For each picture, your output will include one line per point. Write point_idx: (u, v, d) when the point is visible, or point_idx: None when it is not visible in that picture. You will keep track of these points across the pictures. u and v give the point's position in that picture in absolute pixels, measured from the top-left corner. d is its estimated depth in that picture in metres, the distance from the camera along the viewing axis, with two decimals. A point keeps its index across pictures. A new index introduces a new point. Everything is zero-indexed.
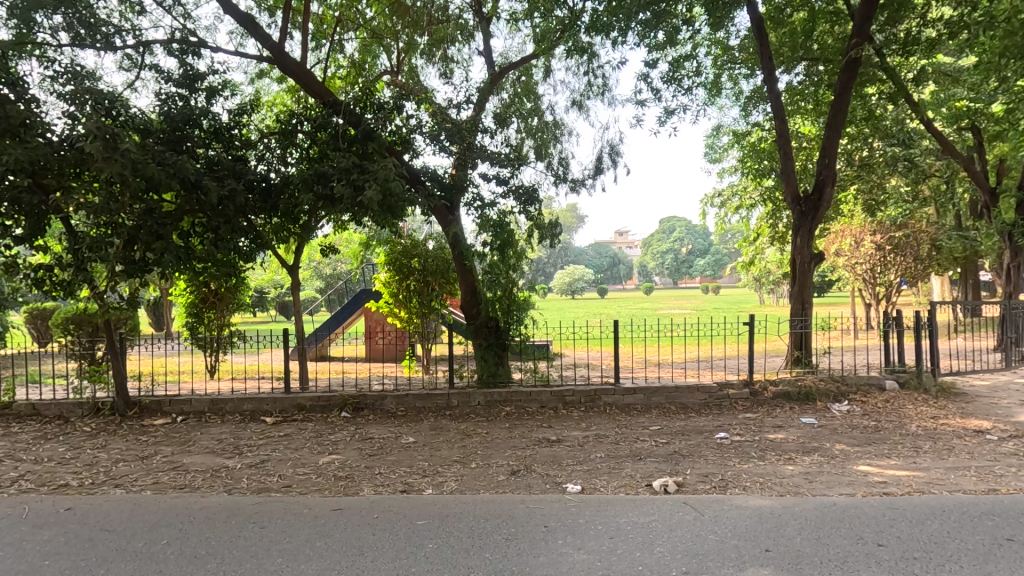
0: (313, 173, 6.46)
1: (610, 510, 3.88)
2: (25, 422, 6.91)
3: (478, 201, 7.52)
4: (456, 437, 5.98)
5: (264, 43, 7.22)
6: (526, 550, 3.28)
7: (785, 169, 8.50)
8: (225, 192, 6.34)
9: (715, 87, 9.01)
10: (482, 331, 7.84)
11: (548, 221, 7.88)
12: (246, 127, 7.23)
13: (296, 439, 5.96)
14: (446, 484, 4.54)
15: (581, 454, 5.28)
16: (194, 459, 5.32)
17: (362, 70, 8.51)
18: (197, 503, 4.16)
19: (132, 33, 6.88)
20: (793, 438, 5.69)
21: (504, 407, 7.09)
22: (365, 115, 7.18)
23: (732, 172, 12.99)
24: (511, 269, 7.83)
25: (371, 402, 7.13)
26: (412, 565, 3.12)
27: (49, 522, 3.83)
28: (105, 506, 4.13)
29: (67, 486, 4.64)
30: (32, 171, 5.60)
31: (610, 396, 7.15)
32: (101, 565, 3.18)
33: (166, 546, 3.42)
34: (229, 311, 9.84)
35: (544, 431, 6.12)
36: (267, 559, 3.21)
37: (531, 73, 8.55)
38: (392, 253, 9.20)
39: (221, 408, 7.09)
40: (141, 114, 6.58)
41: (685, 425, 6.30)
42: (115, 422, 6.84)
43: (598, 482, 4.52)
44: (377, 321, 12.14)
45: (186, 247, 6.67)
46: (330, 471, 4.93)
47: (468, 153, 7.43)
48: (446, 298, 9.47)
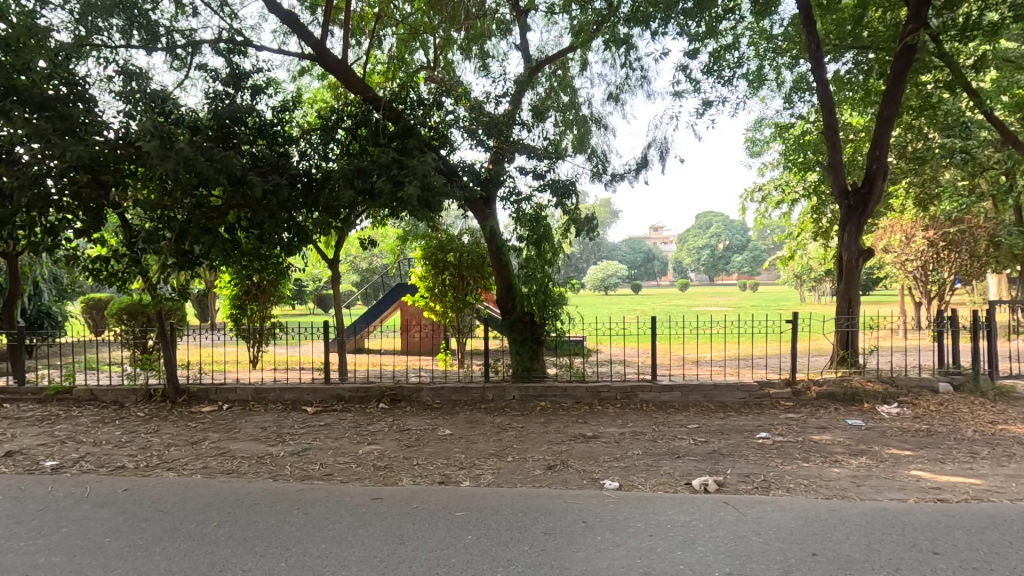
0: (353, 168, 6.59)
1: (649, 507, 3.84)
2: (84, 406, 7.29)
3: (514, 195, 7.51)
4: (492, 431, 6.01)
5: (307, 40, 7.35)
6: (565, 545, 3.27)
7: (833, 162, 8.16)
8: (270, 187, 6.51)
9: (757, 78, 8.73)
10: (517, 325, 7.85)
11: (584, 216, 7.80)
12: (288, 123, 7.38)
13: (336, 429, 6.10)
14: (483, 477, 4.57)
15: (618, 451, 5.23)
16: (240, 446, 5.51)
17: (400, 67, 8.59)
18: (245, 488, 4.31)
19: (183, 34, 7.12)
20: (840, 440, 5.51)
21: (539, 402, 7.09)
22: (405, 112, 7.35)
23: (774, 166, 12.60)
24: (547, 264, 7.85)
25: (407, 394, 7.23)
26: (451, 555, 3.15)
27: (108, 502, 4.04)
28: (160, 488, 4.32)
29: (123, 468, 4.88)
30: (92, 168, 5.91)
31: (646, 393, 7.07)
32: (158, 544, 3.34)
33: (216, 528, 3.55)
34: (271, 303, 10.13)
35: (580, 427, 6.09)
36: (312, 544, 3.30)
37: (567, 66, 8.49)
38: (428, 248, 9.28)
39: (264, 397, 7.31)
40: (191, 112, 6.80)
41: (724, 424, 6.17)
42: (167, 408, 7.14)
43: (636, 479, 4.48)
44: (412, 315, 12.33)
45: (233, 241, 6.88)
46: (369, 461, 5.03)
47: (505, 147, 7.42)
48: (481, 293, 9.54)
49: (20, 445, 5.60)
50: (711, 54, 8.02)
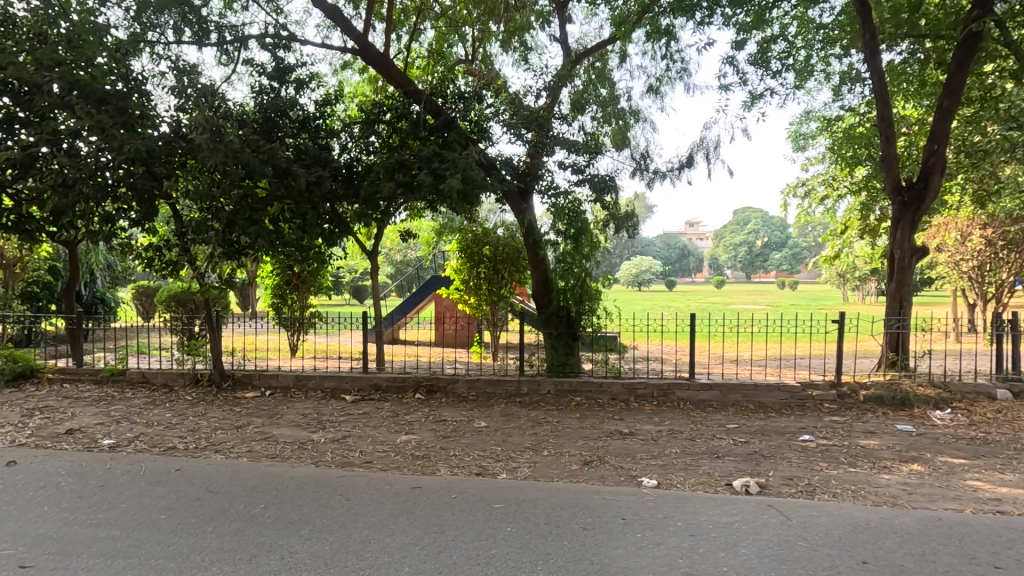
0: (394, 161, 6.68)
1: (689, 507, 3.78)
2: (137, 388, 7.63)
3: (552, 189, 7.45)
4: (527, 424, 6.02)
5: (350, 35, 7.44)
6: (605, 541, 3.25)
7: (886, 155, 7.82)
8: (313, 178, 6.64)
9: (804, 70, 8.43)
10: (553, 320, 7.83)
11: (624, 212, 7.70)
12: (331, 117, 7.50)
13: (374, 417, 6.21)
14: (520, 470, 4.58)
15: (655, 449, 5.16)
16: (283, 431, 5.67)
17: (439, 60, 8.61)
18: (289, 473, 4.44)
19: (231, 30, 7.31)
20: (888, 445, 5.31)
21: (574, 397, 7.06)
22: (445, 106, 7.39)
23: (819, 160, 12.15)
24: (584, 259, 7.80)
25: (443, 385, 7.31)
26: (491, 547, 3.18)
27: (162, 480, 4.22)
28: (209, 469, 4.49)
29: (175, 449, 5.09)
30: (147, 160, 6.12)
31: (684, 391, 6.95)
32: (210, 523, 3.46)
33: (263, 510, 3.66)
34: (310, 294, 10.37)
35: (616, 423, 6.04)
36: (355, 530, 3.37)
37: (606, 59, 8.38)
38: (464, 241, 9.34)
39: (304, 384, 7.51)
40: (239, 106, 6.97)
41: (765, 425, 6.02)
42: (213, 392, 7.41)
43: (675, 478, 4.42)
44: (446, 307, 12.44)
45: (277, 233, 7.02)
46: (407, 450, 5.10)
47: (544, 140, 7.37)
48: (515, 287, 9.54)
49: (79, 423, 5.90)
50: (757, 45, 7.77)
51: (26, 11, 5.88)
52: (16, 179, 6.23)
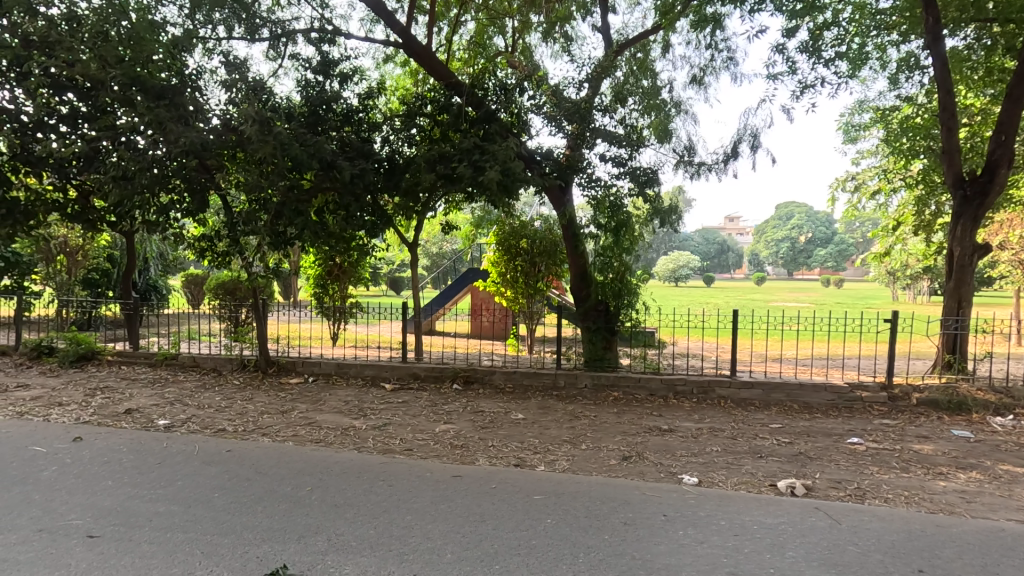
0: (436, 153, 6.76)
1: (732, 506, 3.71)
2: (189, 372, 7.98)
3: (593, 181, 7.36)
4: (564, 418, 6.00)
5: (393, 28, 7.50)
6: (646, 537, 3.22)
7: (946, 147, 7.42)
8: (357, 171, 6.76)
9: (858, 58, 8.06)
10: (591, 314, 7.76)
11: (667, 205, 7.54)
12: (373, 110, 7.60)
13: (413, 406, 6.32)
14: (558, 463, 4.59)
15: (695, 447, 5.08)
16: (326, 417, 5.83)
17: (479, 52, 8.59)
18: (333, 457, 4.57)
19: (279, 25, 7.48)
20: (944, 451, 5.07)
21: (611, 392, 7.00)
22: (487, 98, 7.38)
23: (872, 153, 11.62)
24: (624, 252, 7.71)
25: (480, 376, 7.36)
26: (531, 537, 3.19)
27: (215, 460, 4.40)
28: (258, 452, 4.66)
29: (225, 431, 5.30)
30: (200, 153, 6.31)
31: (725, 389, 6.79)
32: (260, 502, 3.59)
33: (310, 492, 3.78)
34: (351, 284, 10.59)
35: (655, 419, 5.97)
36: (398, 515, 3.44)
37: (648, 49, 8.22)
38: (501, 234, 9.34)
39: (346, 372, 7.69)
40: (285, 100, 7.14)
41: (810, 425, 5.84)
42: (259, 377, 7.68)
43: (716, 476, 4.34)
44: (483, 300, 12.51)
45: (322, 224, 7.17)
46: (446, 439, 5.17)
47: (584, 132, 7.29)
48: (551, 280, 9.52)
49: (137, 403, 6.21)
50: (808, 32, 7.47)
51: (90, 10, 6.10)
52: (81, 171, 6.55)
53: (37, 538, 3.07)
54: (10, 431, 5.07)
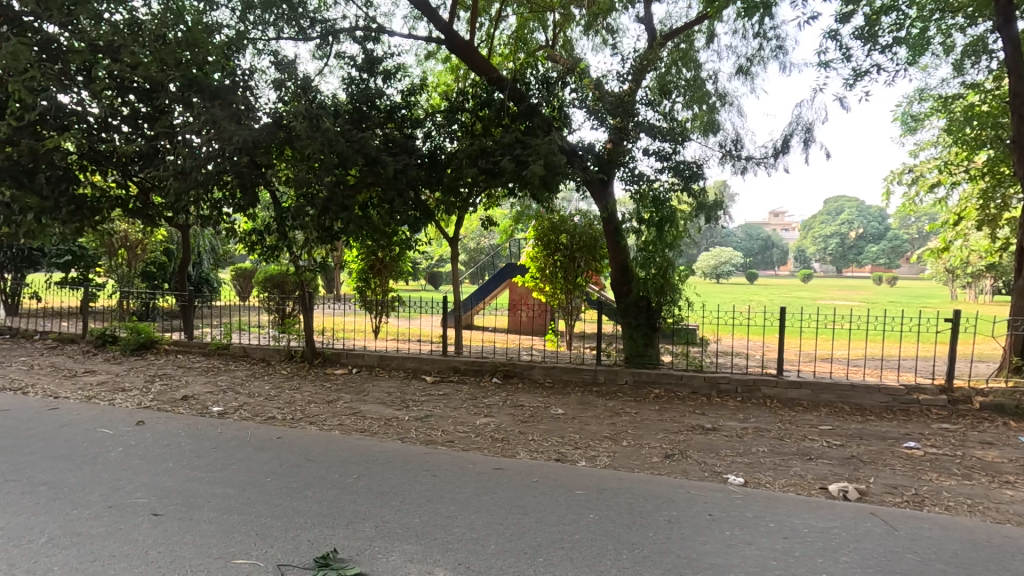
0: (477, 148, 6.79)
1: (780, 508, 3.61)
2: (240, 361, 8.31)
3: (636, 176, 7.25)
4: (605, 414, 5.97)
5: (436, 25, 7.55)
6: (691, 536, 3.17)
7: (1017, 137, 6.99)
8: (400, 166, 6.87)
9: (919, 43, 7.64)
10: (632, 310, 7.66)
11: (712, 201, 7.34)
12: (415, 106, 7.70)
13: (453, 399, 6.40)
14: (600, 459, 4.56)
15: (741, 446, 4.96)
16: (369, 408, 5.96)
17: (520, 46, 8.54)
18: (377, 446, 4.68)
19: (325, 24, 7.64)
20: (1011, 458, 4.79)
21: (652, 389, 6.90)
22: (529, 92, 7.37)
23: (931, 144, 11.04)
24: (667, 247, 7.57)
25: (520, 371, 7.38)
26: (574, 531, 3.19)
27: (266, 446, 4.57)
28: (306, 439, 4.81)
29: (274, 418, 5.49)
30: (251, 151, 6.54)
31: (771, 388, 6.59)
32: (309, 488, 3.71)
33: (356, 480, 3.88)
34: (392, 278, 10.77)
35: (698, 417, 5.86)
36: (442, 505, 3.49)
37: (692, 39, 8.02)
38: (540, 228, 9.32)
39: (388, 364, 7.84)
40: (332, 98, 7.29)
41: (863, 428, 5.62)
42: (306, 368, 7.92)
43: (762, 477, 4.23)
44: (521, 295, 12.51)
45: (367, 219, 7.32)
46: (487, 432, 5.21)
47: (627, 126, 7.19)
48: (591, 276, 9.46)
49: (192, 390, 6.51)
50: (865, 17, 7.13)
51: (149, 14, 6.34)
52: (142, 168, 6.88)
53: (108, 514, 3.26)
54: (79, 414, 5.39)
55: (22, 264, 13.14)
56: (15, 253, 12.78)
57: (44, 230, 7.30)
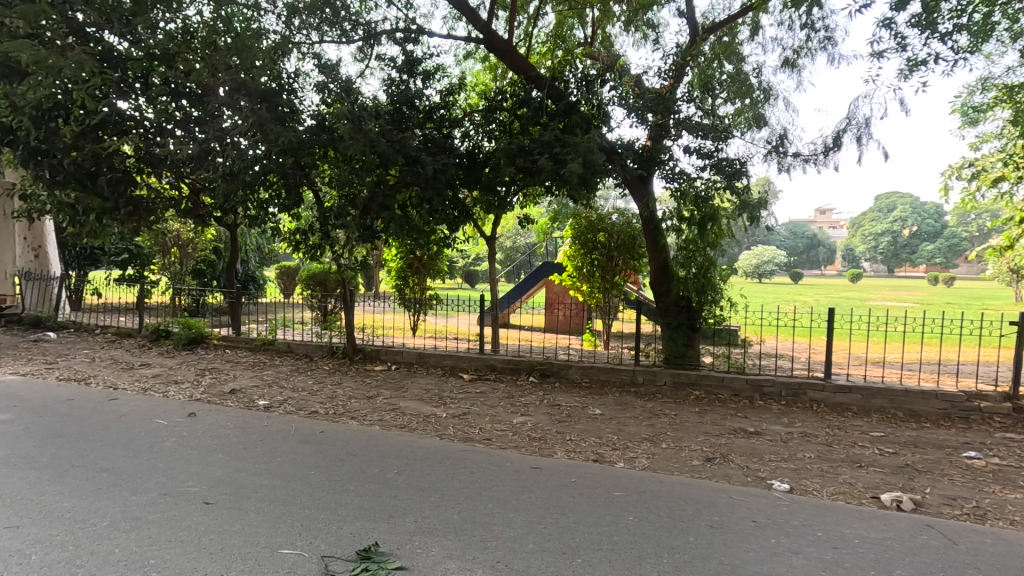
0: (515, 147, 6.79)
1: (829, 517, 3.48)
2: (284, 356, 8.56)
3: (675, 173, 7.10)
4: (643, 415, 5.88)
5: (475, 25, 7.56)
6: (734, 542, 3.09)
7: None
8: (439, 166, 6.94)
9: (983, 29, 7.20)
10: (672, 310, 7.51)
11: (756, 199, 7.12)
12: (453, 106, 7.76)
13: (490, 397, 6.42)
14: (638, 461, 4.50)
15: (786, 451, 4.81)
16: (408, 404, 6.06)
17: (559, 43, 8.46)
18: (416, 443, 4.75)
19: (366, 27, 7.79)
20: None
21: (692, 390, 6.76)
22: (568, 90, 7.33)
23: (995, 136, 10.41)
24: (709, 246, 7.38)
25: (557, 370, 7.34)
26: (613, 533, 3.16)
27: (310, 440, 4.70)
28: (348, 434, 4.93)
29: (317, 413, 5.64)
30: (296, 152, 6.73)
31: (818, 392, 6.35)
32: (351, 481, 3.79)
33: (396, 475, 3.95)
34: (429, 277, 10.89)
35: (740, 421, 5.71)
36: (480, 503, 3.51)
37: (736, 33, 7.79)
38: (578, 227, 9.26)
39: (426, 361, 7.94)
40: (372, 99, 7.41)
41: (918, 436, 5.35)
42: (346, 364, 8.11)
43: (809, 484, 4.09)
44: (558, 294, 12.45)
45: (406, 218, 7.42)
46: (524, 431, 5.21)
47: (668, 123, 7.04)
48: (629, 275, 9.33)
49: (240, 384, 6.76)
50: (923, 3, 6.77)
51: (201, 22, 6.61)
52: (194, 170, 7.16)
53: (163, 501, 3.41)
54: (136, 404, 5.67)
55: (85, 262, 13.91)
56: (78, 251, 13.55)
57: (104, 230, 7.70)
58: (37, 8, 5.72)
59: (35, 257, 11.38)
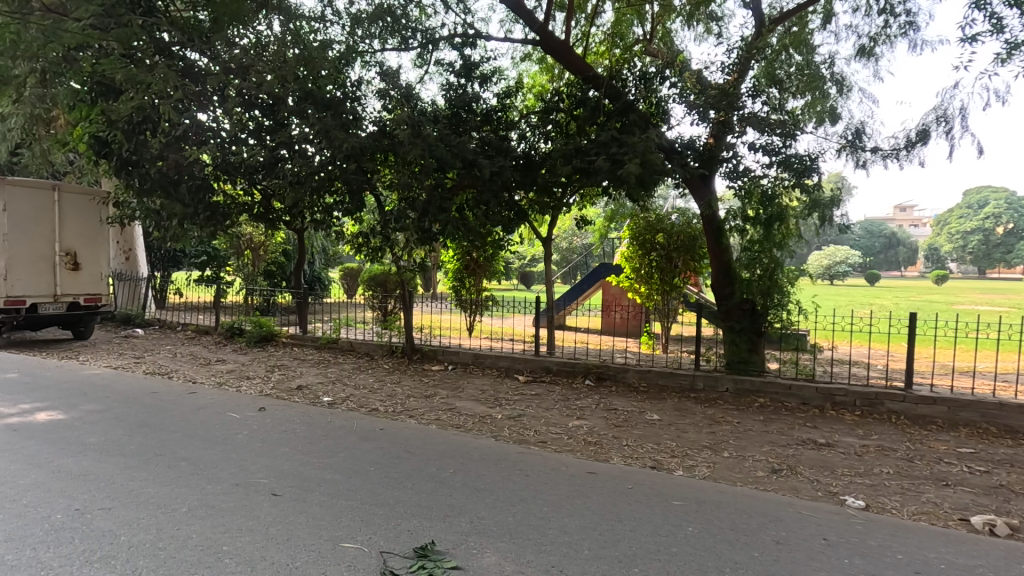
0: (572, 148, 6.74)
1: (910, 539, 3.23)
2: (347, 355, 8.88)
3: (739, 171, 6.83)
4: (703, 422, 5.69)
5: (532, 26, 7.54)
6: (803, 561, 2.92)
7: None
8: (495, 168, 6.98)
9: None
10: (734, 313, 7.21)
11: (829, 197, 6.73)
12: (510, 108, 7.81)
13: (545, 399, 6.40)
14: (698, 469, 4.35)
15: (861, 465, 4.51)
16: (464, 404, 6.13)
17: (617, 41, 8.32)
18: (472, 443, 4.80)
19: (426, 33, 7.96)
20: None
21: (757, 398, 6.48)
22: (625, 89, 7.19)
23: None
24: (776, 247, 7.04)
25: (613, 373, 7.22)
26: (672, 544, 3.06)
27: (371, 437, 4.85)
28: (406, 432, 5.04)
29: (377, 410, 5.82)
30: (358, 157, 6.97)
31: (896, 403, 5.92)
32: (408, 479, 3.88)
33: (452, 474, 4.00)
34: (486, 278, 11.00)
35: (808, 431, 5.41)
36: (535, 506, 3.49)
37: (806, 22, 7.38)
38: (635, 228, 9.07)
39: (481, 361, 8.02)
40: (431, 104, 7.57)
41: (1015, 454, 4.88)
42: (405, 363, 8.31)
43: (887, 502, 3.81)
44: (615, 295, 12.25)
45: (463, 220, 7.51)
46: (579, 434, 5.17)
47: (731, 120, 6.72)
48: (689, 277, 9.07)
49: (306, 381, 7.08)
50: None
51: (272, 36, 6.96)
52: (265, 176, 7.56)
53: (236, 491, 3.61)
54: (212, 398, 6.04)
55: (169, 264, 15.01)
56: (163, 254, 14.63)
57: (185, 234, 8.25)
58: (129, 31, 6.20)
59: (126, 259, 12.42)
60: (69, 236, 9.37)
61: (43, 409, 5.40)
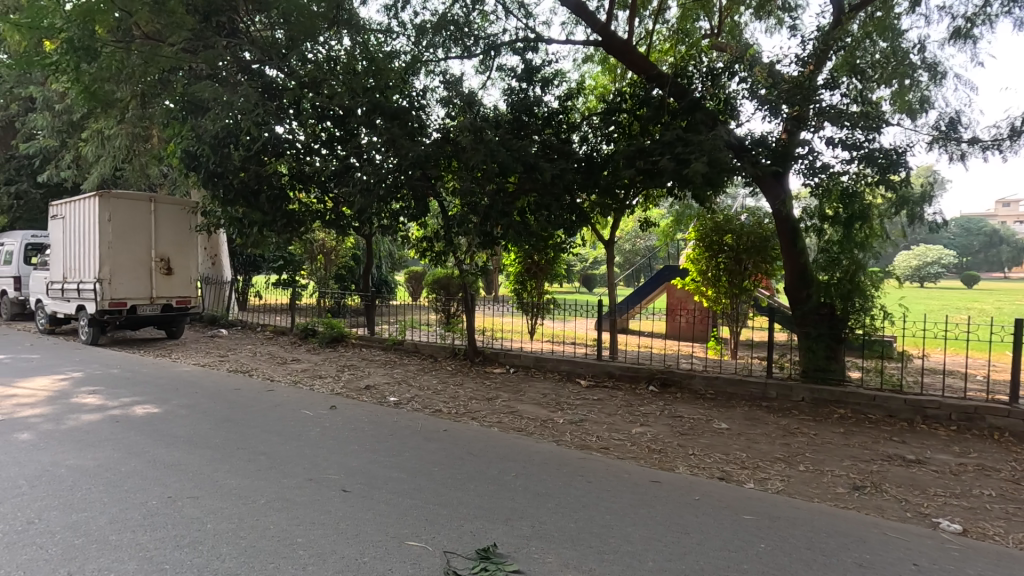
0: (635, 148, 6.62)
1: (1016, 570, 2.92)
2: (412, 356, 9.12)
3: (815, 167, 6.45)
4: (776, 432, 5.41)
5: (594, 28, 7.47)
6: None
7: None
8: (557, 171, 6.93)
9: None
10: (811, 319, 6.79)
11: (919, 193, 6.22)
12: (571, 110, 7.77)
13: (608, 405, 6.30)
14: (771, 482, 4.13)
15: (956, 486, 4.13)
16: (526, 408, 6.14)
17: (682, 38, 8.09)
18: (533, 447, 4.80)
19: (488, 40, 8.05)
20: None
21: (836, 409, 6.08)
22: (691, 86, 6.97)
23: None
24: (857, 247, 6.59)
25: (678, 379, 7.01)
26: (742, 560, 2.92)
27: (434, 437, 4.95)
28: (468, 434, 5.12)
29: (439, 411, 5.93)
30: (423, 164, 7.15)
31: (999, 419, 5.38)
32: (471, 481, 3.93)
33: (514, 478, 4.01)
34: (547, 281, 10.97)
35: (895, 446, 5.02)
36: (597, 513, 3.44)
37: (891, 6, 6.89)
38: (702, 229, 8.76)
39: (543, 365, 8.01)
40: (493, 109, 7.66)
41: None
42: (467, 365, 8.44)
43: (989, 527, 3.47)
44: (680, 299, 11.87)
45: (525, 223, 7.53)
46: (643, 441, 5.05)
47: (807, 114, 6.42)
48: (761, 279, 8.65)
49: (373, 381, 7.33)
50: None
51: (342, 51, 7.28)
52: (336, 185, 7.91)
53: (309, 485, 3.79)
54: (287, 396, 6.39)
55: (249, 268, 16.01)
56: (245, 259, 15.62)
57: (264, 240, 8.77)
58: (215, 52, 6.67)
59: (212, 264, 13.33)
60: (164, 243, 10.18)
61: (140, 402, 5.90)
